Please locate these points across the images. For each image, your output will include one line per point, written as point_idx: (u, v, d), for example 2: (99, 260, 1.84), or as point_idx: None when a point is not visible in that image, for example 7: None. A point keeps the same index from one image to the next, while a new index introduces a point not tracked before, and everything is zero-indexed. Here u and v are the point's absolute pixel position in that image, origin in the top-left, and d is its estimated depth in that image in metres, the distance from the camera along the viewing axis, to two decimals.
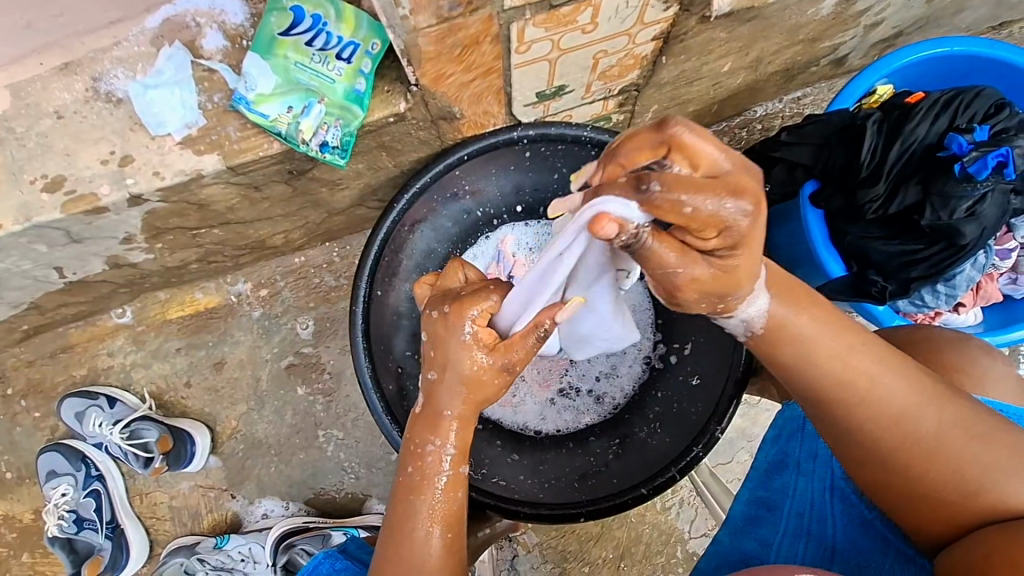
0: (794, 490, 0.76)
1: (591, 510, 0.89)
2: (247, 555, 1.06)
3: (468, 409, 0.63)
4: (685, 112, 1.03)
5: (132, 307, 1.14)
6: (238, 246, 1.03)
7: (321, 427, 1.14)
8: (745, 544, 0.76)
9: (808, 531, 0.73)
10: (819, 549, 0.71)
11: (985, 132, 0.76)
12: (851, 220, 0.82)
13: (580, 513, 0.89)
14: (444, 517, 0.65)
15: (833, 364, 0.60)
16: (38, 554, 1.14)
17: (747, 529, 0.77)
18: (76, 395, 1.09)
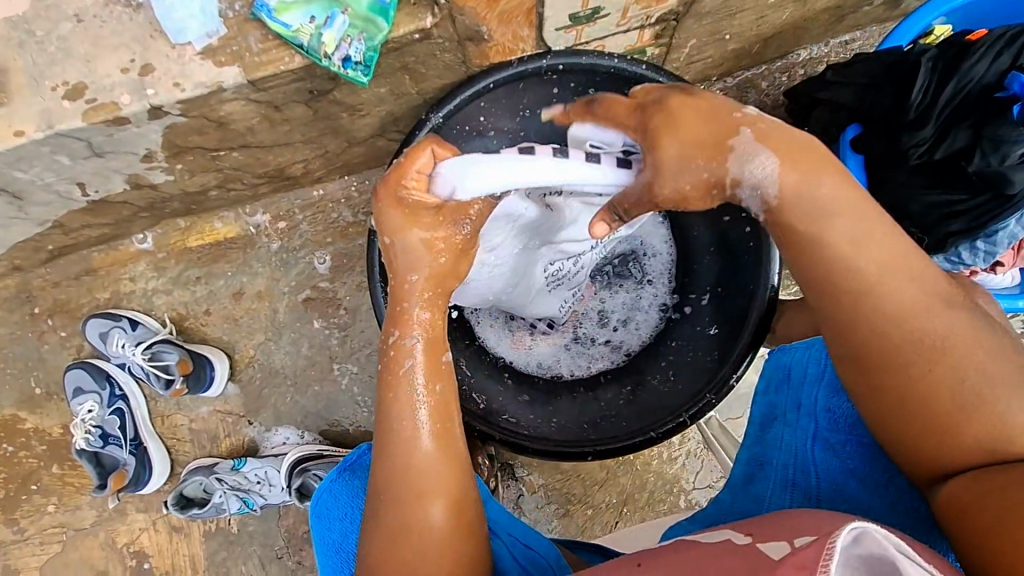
0: (780, 444, 0.73)
1: (599, 449, 0.89)
2: (263, 479, 1.09)
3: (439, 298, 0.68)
4: (724, 50, 0.98)
5: (153, 233, 1.15)
6: (259, 173, 1.02)
7: (337, 360, 1.16)
8: (744, 504, 0.73)
9: (794, 484, 0.70)
10: (803, 497, 0.69)
11: None
12: (892, 168, 0.77)
13: (589, 451, 0.89)
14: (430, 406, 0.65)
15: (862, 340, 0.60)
16: (66, 466, 1.19)
17: (743, 487, 0.74)
18: (100, 316, 1.12)
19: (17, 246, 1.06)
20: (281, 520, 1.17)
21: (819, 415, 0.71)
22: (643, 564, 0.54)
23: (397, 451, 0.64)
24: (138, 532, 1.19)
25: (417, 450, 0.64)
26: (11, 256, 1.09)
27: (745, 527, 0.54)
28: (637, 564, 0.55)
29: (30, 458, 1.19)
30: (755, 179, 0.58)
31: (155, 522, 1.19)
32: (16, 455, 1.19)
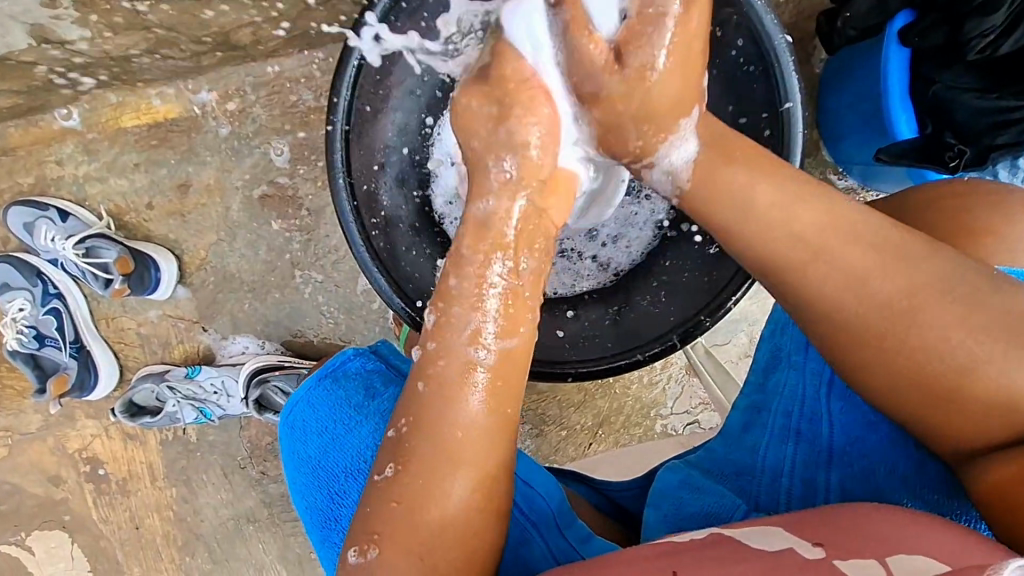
0: (784, 389, 0.66)
1: (580, 371, 0.85)
2: (220, 388, 1.02)
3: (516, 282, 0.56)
4: None
5: (79, 108, 0.98)
6: (197, 36, 0.85)
7: (299, 267, 1.05)
8: (738, 452, 0.66)
9: (799, 434, 0.63)
10: (811, 450, 0.62)
11: None
12: (943, 64, 0.68)
13: (569, 372, 0.85)
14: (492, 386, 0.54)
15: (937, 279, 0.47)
16: (3, 369, 1.09)
17: (741, 435, 0.67)
18: (23, 204, 0.97)
19: None
20: (244, 431, 1.12)
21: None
22: None
23: (435, 403, 0.53)
24: (90, 438, 1.12)
25: (468, 421, 0.53)
26: None
27: (809, 530, 0.46)
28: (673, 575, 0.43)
29: None
30: None
31: (108, 429, 1.12)
32: None
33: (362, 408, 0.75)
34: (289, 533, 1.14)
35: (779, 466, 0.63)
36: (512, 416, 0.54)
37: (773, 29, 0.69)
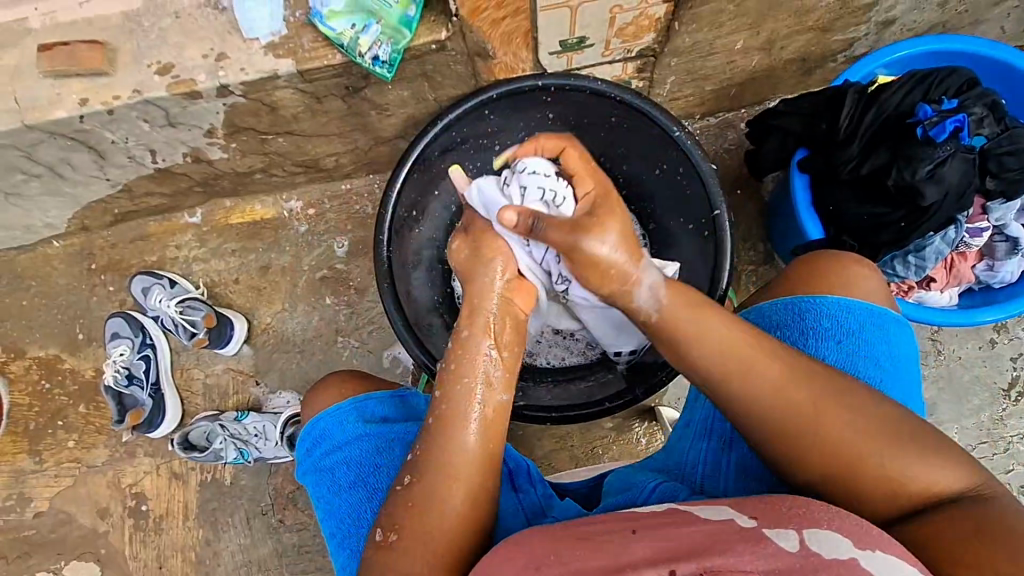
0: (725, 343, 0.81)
1: (558, 416, 0.95)
2: (260, 432, 1.20)
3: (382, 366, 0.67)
4: (703, 89, 1.12)
5: (202, 209, 1.32)
6: (298, 162, 1.19)
7: (341, 334, 1.29)
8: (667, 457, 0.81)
9: (731, 444, 0.75)
10: None
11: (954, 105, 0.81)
12: (830, 184, 0.88)
13: (549, 417, 0.95)
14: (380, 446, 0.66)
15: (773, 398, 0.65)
16: (92, 407, 1.33)
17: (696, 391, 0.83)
18: (146, 273, 1.27)
19: (89, 205, 1.24)
20: (271, 478, 1.27)
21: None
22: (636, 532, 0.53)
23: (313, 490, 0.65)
24: (143, 475, 1.30)
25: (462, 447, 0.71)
26: (82, 215, 1.27)
27: (746, 505, 0.55)
28: (631, 533, 0.54)
29: (62, 395, 1.33)
30: (649, 283, 0.71)
31: (159, 467, 1.30)
32: (51, 392, 1.34)
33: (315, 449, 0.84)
34: None
35: (699, 462, 0.76)
36: (494, 450, 0.72)
37: (701, 160, 0.96)
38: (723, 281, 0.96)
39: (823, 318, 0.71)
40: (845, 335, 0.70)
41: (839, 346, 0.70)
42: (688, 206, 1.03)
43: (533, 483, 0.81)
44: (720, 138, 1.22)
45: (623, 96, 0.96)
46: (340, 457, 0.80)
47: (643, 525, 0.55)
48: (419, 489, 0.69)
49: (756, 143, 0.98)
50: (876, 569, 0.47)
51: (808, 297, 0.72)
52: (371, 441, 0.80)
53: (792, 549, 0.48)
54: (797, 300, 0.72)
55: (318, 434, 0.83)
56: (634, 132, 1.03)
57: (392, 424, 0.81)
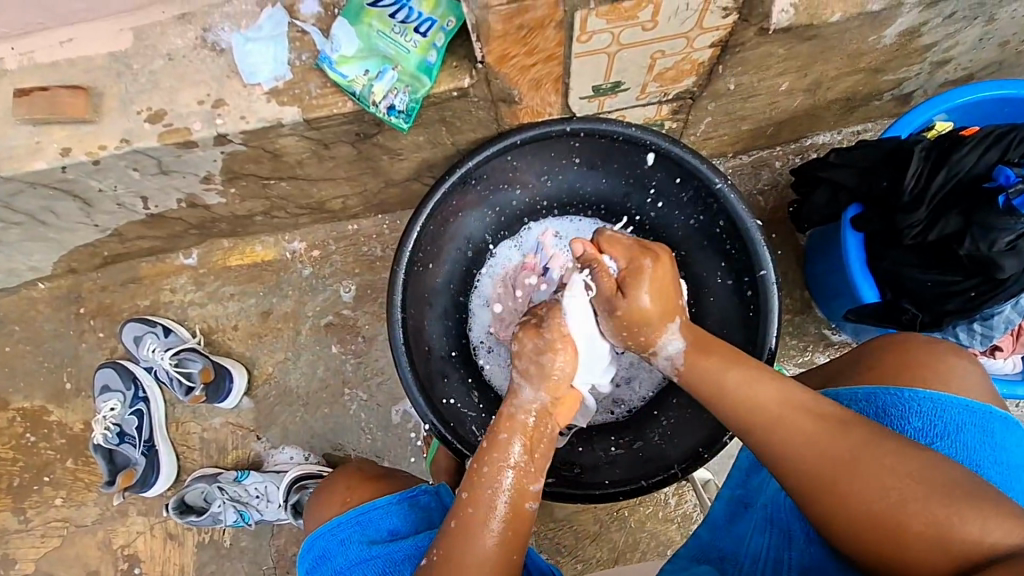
0: None
1: (589, 496, 0.88)
2: (262, 493, 1.12)
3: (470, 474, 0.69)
4: (739, 129, 1.04)
5: (198, 250, 1.24)
6: (301, 204, 1.11)
7: (348, 385, 1.20)
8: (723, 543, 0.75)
9: (791, 538, 0.68)
10: None
11: None
12: (889, 246, 0.81)
13: (579, 497, 0.88)
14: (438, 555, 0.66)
15: (788, 454, 0.62)
16: (80, 461, 1.24)
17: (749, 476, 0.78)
18: (138, 321, 1.19)
19: (77, 249, 1.16)
20: (273, 539, 1.19)
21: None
22: None
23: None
24: (135, 535, 1.21)
25: (486, 549, 0.65)
26: (69, 258, 1.19)
27: None
28: None
29: (48, 449, 1.25)
30: (666, 353, 0.74)
31: (153, 527, 1.21)
32: (36, 445, 1.25)
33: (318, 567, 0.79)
34: None
35: (759, 556, 0.70)
36: (513, 560, 0.66)
37: (745, 214, 0.89)
38: (771, 342, 0.87)
39: (909, 415, 0.65)
40: (940, 437, 0.64)
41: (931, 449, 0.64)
42: (727, 260, 0.95)
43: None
44: (754, 178, 1.14)
45: (660, 142, 0.90)
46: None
47: None
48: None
49: (801, 195, 0.91)
50: None
51: (895, 388, 0.67)
52: (375, 563, 0.75)
53: None
54: (889, 389, 0.67)
55: (318, 553, 0.80)
56: (670, 181, 0.97)
57: (397, 542, 0.76)
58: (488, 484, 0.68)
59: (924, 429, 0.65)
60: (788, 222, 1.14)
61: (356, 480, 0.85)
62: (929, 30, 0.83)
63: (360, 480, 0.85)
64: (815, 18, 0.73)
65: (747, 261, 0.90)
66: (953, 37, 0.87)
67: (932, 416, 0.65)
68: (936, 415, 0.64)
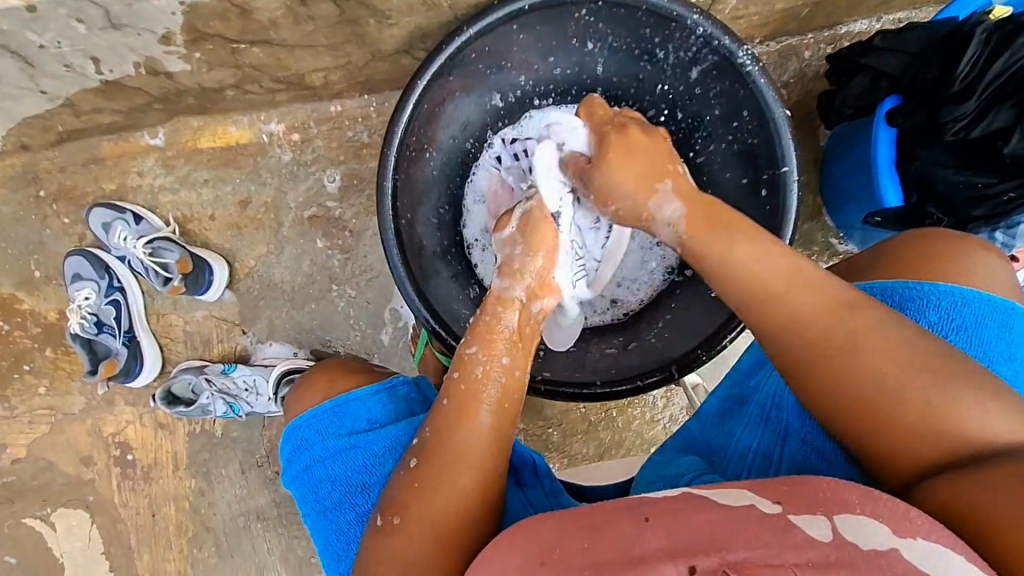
0: None
1: (575, 393, 0.88)
2: (251, 386, 1.10)
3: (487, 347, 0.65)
4: (773, 8, 0.93)
5: (165, 129, 1.12)
6: (278, 78, 0.99)
7: (336, 281, 1.15)
8: (711, 433, 0.76)
9: (787, 435, 0.68)
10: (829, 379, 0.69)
11: None
12: (926, 143, 0.74)
13: (563, 392, 0.88)
14: (453, 395, 0.64)
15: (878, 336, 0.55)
16: (59, 351, 1.20)
17: (746, 376, 0.76)
18: (105, 206, 1.10)
19: (26, 122, 1.04)
20: (265, 430, 1.20)
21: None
22: (651, 521, 0.43)
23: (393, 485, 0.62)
24: (125, 424, 1.21)
25: (479, 429, 0.62)
26: (19, 132, 1.06)
27: (766, 486, 0.45)
28: (644, 519, 0.43)
29: (25, 338, 1.20)
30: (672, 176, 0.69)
31: (142, 417, 1.21)
32: (11, 334, 1.20)
33: (296, 459, 0.77)
34: (293, 535, 1.21)
35: (748, 453, 0.70)
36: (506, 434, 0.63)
37: (772, 101, 0.80)
38: (785, 245, 0.82)
39: (928, 308, 0.62)
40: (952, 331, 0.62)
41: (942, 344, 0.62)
42: (743, 159, 0.88)
43: (540, 478, 0.72)
44: (780, 68, 1.04)
45: (690, 15, 0.79)
46: (323, 471, 0.74)
47: (656, 507, 0.44)
48: (431, 475, 0.60)
49: (836, 83, 0.84)
50: (922, 565, 0.39)
51: (914, 281, 0.64)
52: (349, 453, 0.74)
53: (826, 539, 0.40)
54: (904, 283, 0.63)
55: (297, 443, 0.78)
56: (692, 66, 0.87)
57: (371, 433, 0.74)
58: (475, 363, 0.65)
59: (939, 310, 0.62)
60: (810, 120, 1.05)
61: (340, 373, 0.83)
62: None
63: (343, 374, 0.82)
64: None
65: (766, 156, 0.84)
66: None
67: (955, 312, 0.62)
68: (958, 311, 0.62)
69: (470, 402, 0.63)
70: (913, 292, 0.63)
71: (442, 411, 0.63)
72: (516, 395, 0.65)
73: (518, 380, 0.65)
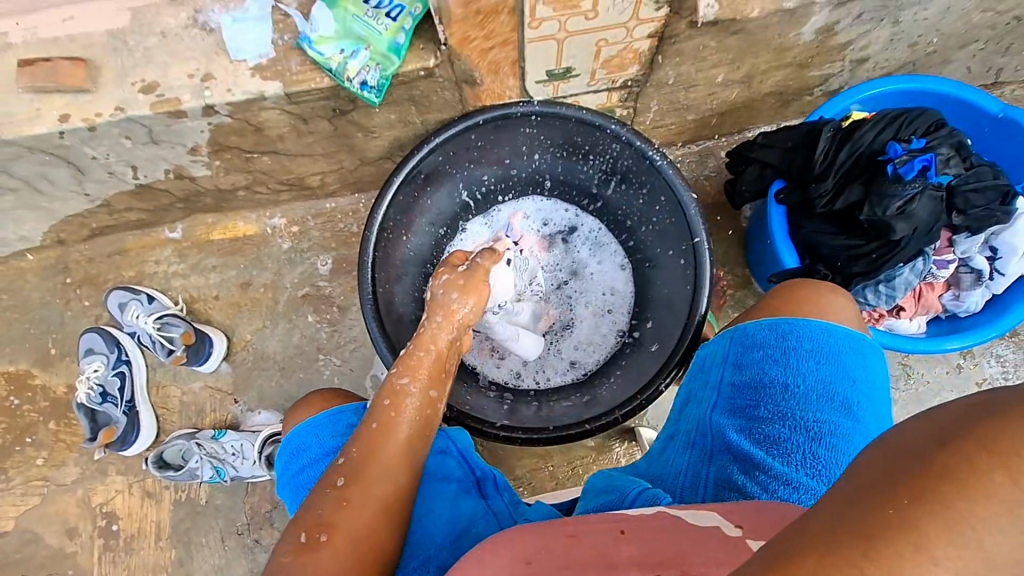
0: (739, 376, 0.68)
1: (529, 437, 0.96)
2: (238, 451, 1.19)
3: (419, 379, 0.80)
4: (685, 119, 1.15)
5: (183, 224, 1.31)
6: (282, 180, 1.19)
7: (323, 352, 1.28)
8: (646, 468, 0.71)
9: (712, 457, 0.67)
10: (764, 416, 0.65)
11: (921, 144, 0.86)
12: (806, 215, 0.91)
13: (519, 438, 0.97)
14: (381, 418, 0.75)
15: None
16: (62, 424, 1.29)
17: (681, 413, 0.74)
18: (123, 288, 1.25)
19: (67, 220, 1.22)
20: (248, 497, 1.26)
21: (722, 388, 0.70)
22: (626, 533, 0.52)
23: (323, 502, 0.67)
24: (114, 494, 1.27)
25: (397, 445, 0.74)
26: (58, 229, 1.25)
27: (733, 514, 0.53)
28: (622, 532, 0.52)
29: (32, 412, 1.30)
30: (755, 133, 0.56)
31: (131, 486, 1.27)
32: (20, 408, 1.30)
33: (293, 460, 0.82)
34: None
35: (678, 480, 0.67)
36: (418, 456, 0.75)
37: (681, 188, 0.98)
38: (703, 302, 0.97)
39: (801, 337, 0.66)
40: (824, 356, 0.65)
41: (816, 367, 0.65)
42: (669, 235, 1.05)
43: (500, 489, 0.77)
44: (700, 165, 1.25)
45: (608, 124, 0.98)
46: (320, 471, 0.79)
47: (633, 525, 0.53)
48: (359, 494, 0.68)
49: (736, 172, 1.01)
50: None
51: (791, 318, 0.68)
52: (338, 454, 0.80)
53: None
54: (779, 321, 0.68)
55: (296, 445, 0.82)
56: (618, 164, 1.06)
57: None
58: (403, 393, 0.78)
59: (812, 355, 0.66)
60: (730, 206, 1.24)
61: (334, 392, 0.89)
62: (843, 29, 0.95)
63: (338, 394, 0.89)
64: (737, 14, 0.85)
65: (683, 231, 1.01)
66: (866, 36, 0.98)
67: (824, 341, 0.66)
68: (827, 339, 0.66)
69: (394, 418, 0.75)
70: (791, 326, 0.67)
71: (370, 435, 0.74)
72: (430, 417, 0.79)
73: (432, 404, 0.80)
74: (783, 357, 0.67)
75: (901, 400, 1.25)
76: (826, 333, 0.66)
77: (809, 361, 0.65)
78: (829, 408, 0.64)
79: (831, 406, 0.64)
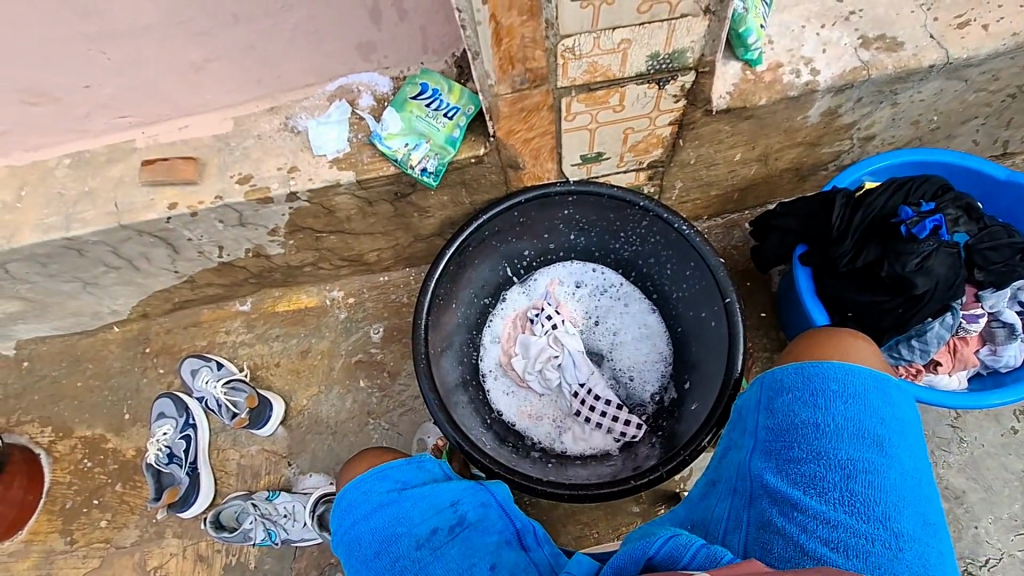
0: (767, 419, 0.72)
1: (574, 493, 0.99)
2: (290, 512, 1.23)
3: None
4: (709, 194, 1.26)
5: (252, 298, 1.45)
6: (344, 257, 1.33)
7: (373, 416, 1.35)
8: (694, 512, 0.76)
9: (752, 499, 0.69)
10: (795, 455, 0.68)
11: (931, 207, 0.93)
12: (829, 275, 0.97)
13: (564, 494, 1.00)
14: None
15: None
16: (127, 486, 1.37)
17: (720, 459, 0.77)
18: (197, 356, 1.37)
19: (154, 294, 1.38)
20: (295, 562, 1.28)
21: (757, 432, 0.73)
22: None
23: None
24: (169, 556, 1.31)
25: None
26: (145, 302, 1.40)
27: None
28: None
29: (102, 474, 1.38)
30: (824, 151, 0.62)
31: (186, 549, 1.31)
32: (91, 471, 1.39)
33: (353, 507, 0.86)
34: None
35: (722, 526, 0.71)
36: None
37: (708, 254, 1.06)
38: (738, 361, 1.01)
39: (828, 381, 0.70)
40: (851, 395, 0.69)
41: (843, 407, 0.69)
42: (702, 299, 1.12)
43: (540, 542, 0.83)
44: (727, 235, 1.33)
45: (637, 199, 1.09)
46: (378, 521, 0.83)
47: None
48: None
49: (759, 239, 1.09)
50: None
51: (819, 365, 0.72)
52: (394, 505, 0.84)
53: None
54: (806, 364, 0.73)
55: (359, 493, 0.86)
56: (649, 235, 1.16)
57: (413, 490, 0.85)
58: None
59: (840, 396, 0.69)
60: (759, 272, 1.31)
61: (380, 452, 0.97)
62: (846, 111, 1.06)
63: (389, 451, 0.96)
64: (747, 103, 0.97)
65: (715, 292, 1.07)
66: (869, 117, 1.09)
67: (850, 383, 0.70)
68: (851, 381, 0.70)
69: None
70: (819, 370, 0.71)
71: None
72: None
73: None
74: (812, 398, 0.70)
75: (956, 465, 1.21)
76: (847, 374, 0.70)
77: (835, 401, 0.69)
78: (858, 445, 0.67)
79: (862, 442, 0.67)
